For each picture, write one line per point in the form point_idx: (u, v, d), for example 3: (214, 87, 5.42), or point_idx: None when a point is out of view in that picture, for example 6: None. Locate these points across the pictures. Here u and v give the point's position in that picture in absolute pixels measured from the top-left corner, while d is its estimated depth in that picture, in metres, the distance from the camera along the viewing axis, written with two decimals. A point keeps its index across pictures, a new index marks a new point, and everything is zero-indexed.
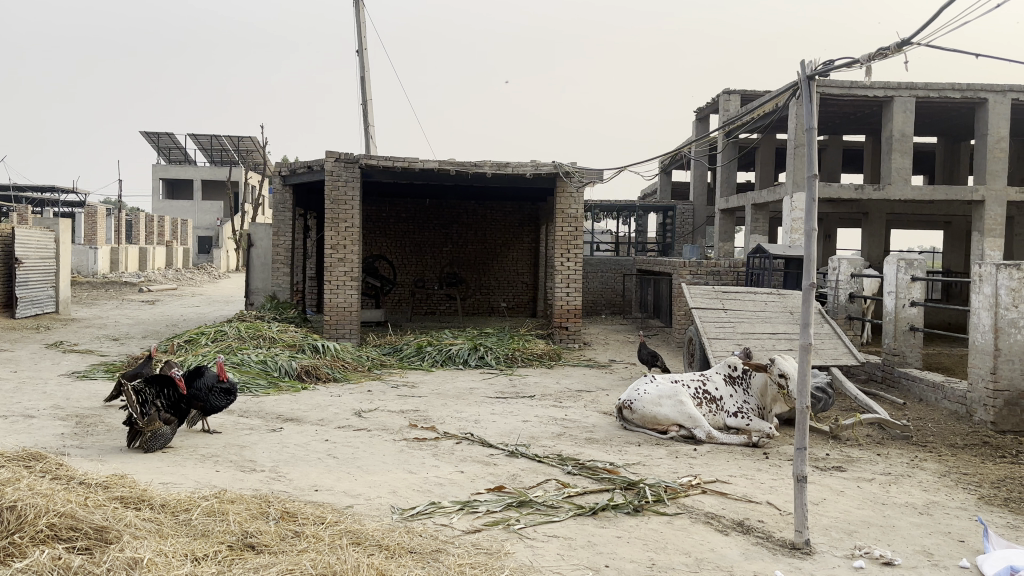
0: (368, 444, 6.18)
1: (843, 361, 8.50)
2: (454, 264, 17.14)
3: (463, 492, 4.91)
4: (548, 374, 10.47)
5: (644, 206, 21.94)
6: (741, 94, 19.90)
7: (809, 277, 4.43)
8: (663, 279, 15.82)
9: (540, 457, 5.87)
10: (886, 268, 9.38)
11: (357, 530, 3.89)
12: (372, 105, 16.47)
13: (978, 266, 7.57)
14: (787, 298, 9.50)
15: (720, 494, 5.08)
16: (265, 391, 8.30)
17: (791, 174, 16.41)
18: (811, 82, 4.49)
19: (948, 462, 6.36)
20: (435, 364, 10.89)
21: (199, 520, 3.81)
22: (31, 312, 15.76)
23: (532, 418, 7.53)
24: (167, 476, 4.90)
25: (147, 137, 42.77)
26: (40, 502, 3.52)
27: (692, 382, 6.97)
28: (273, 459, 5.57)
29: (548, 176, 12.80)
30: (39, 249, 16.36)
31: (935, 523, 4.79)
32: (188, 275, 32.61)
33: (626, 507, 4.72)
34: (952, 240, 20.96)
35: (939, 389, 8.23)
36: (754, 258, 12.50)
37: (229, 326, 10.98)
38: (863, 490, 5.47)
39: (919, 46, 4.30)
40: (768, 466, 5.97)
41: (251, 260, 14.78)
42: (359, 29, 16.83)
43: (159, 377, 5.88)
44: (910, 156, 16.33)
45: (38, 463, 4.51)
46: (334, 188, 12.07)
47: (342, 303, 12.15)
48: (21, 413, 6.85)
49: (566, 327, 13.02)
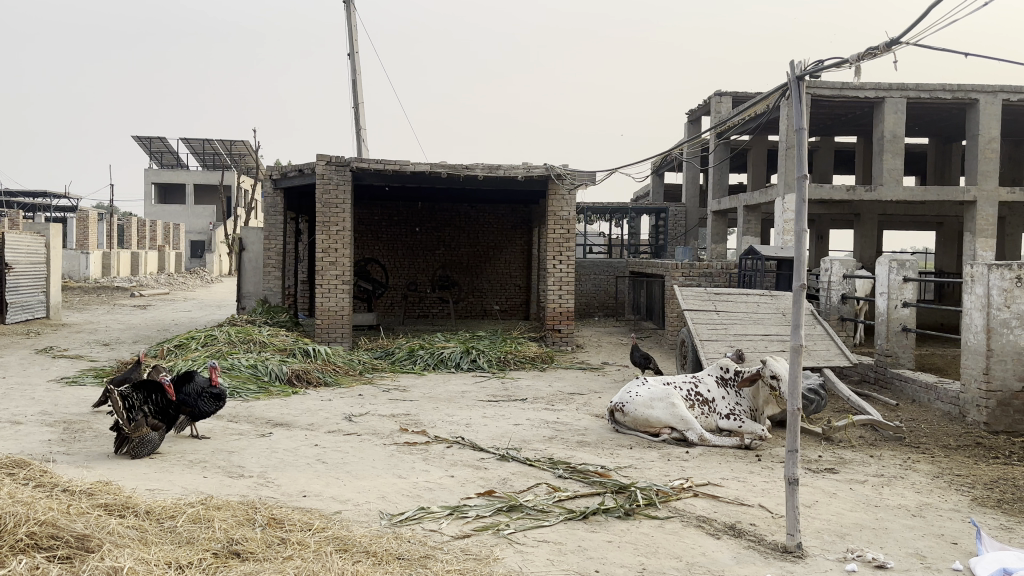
0: (357, 449, 6.12)
1: (835, 362, 8.49)
2: (446, 267, 17.09)
3: (453, 497, 4.87)
4: (540, 376, 10.43)
5: (636, 208, 21.95)
6: (733, 95, 19.93)
7: (798, 279, 4.39)
8: (656, 281, 16.02)
9: (531, 460, 5.84)
10: (879, 268, 9.37)
11: (344, 536, 3.85)
12: (363, 107, 16.43)
13: (970, 266, 7.59)
14: (779, 299, 9.51)
15: (712, 497, 5.05)
16: (255, 396, 8.24)
17: (783, 175, 16.44)
18: (800, 83, 4.47)
19: (940, 463, 6.35)
20: (427, 367, 10.85)
21: (184, 528, 3.76)
22: (21, 317, 15.63)
23: (524, 422, 7.48)
24: (153, 483, 4.84)
25: (139, 142, 42.69)
26: (20, 511, 3.46)
27: (684, 384, 6.93)
28: (261, 464, 5.52)
29: (540, 178, 12.77)
30: (29, 254, 16.23)
31: (927, 525, 4.78)
32: (180, 280, 32.44)
33: (617, 511, 4.68)
34: (944, 241, 21.06)
35: (931, 389, 8.24)
36: (747, 260, 12.51)
37: (219, 330, 10.90)
38: (856, 493, 5.45)
39: (908, 46, 4.29)
40: (760, 468, 5.95)
41: (243, 264, 14.71)
42: (351, 31, 16.77)
43: (147, 382, 5.79)
44: (901, 157, 16.37)
45: (21, 470, 4.44)
46: (326, 192, 12.03)
47: (334, 307, 12.09)
48: (7, 419, 6.76)
49: (558, 329, 12.99)
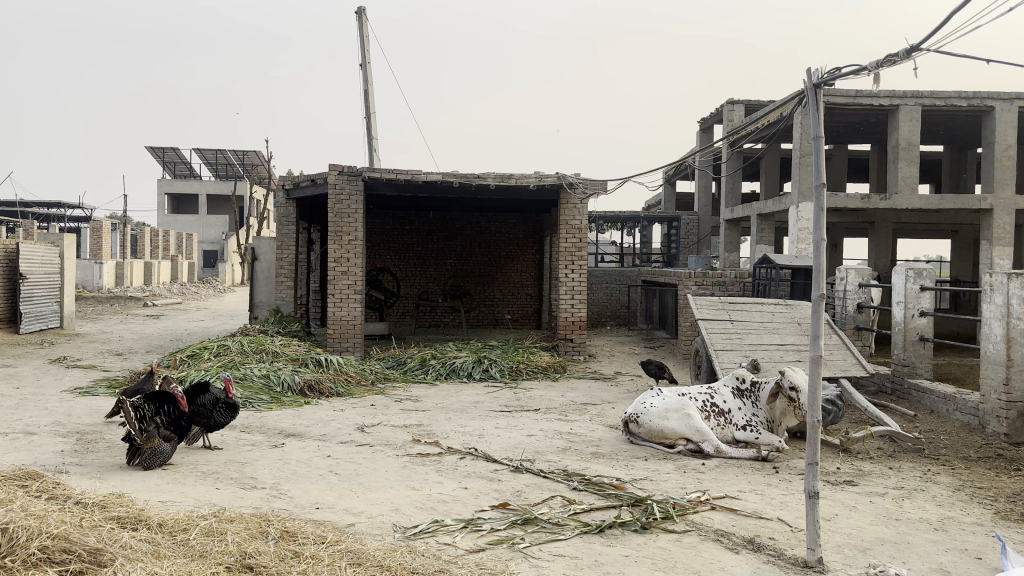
0: (370, 460, 6.09)
1: (852, 372, 8.38)
2: (458, 276, 17.06)
3: (467, 509, 4.81)
4: (552, 387, 10.36)
5: (648, 217, 21.90)
6: (744, 104, 19.87)
7: (817, 288, 4.29)
8: (668, 290, 15.92)
9: (545, 472, 5.78)
10: (895, 277, 9.26)
11: (358, 550, 3.80)
12: (375, 117, 16.49)
13: (989, 275, 7.46)
14: (794, 309, 9.43)
15: (730, 510, 4.97)
16: (268, 406, 8.23)
17: (798, 184, 16.33)
18: (817, 91, 4.41)
19: (961, 476, 6.23)
20: (439, 377, 10.81)
21: (196, 541, 3.72)
22: (35, 327, 15.75)
23: (537, 433, 7.42)
24: (166, 495, 4.81)
25: (153, 153, 43.14)
26: (32, 524, 3.43)
27: (700, 395, 6.86)
28: (274, 476, 5.48)
29: (551, 188, 12.75)
30: (43, 264, 16.36)
31: (950, 539, 4.68)
32: (193, 290, 32.60)
33: (633, 525, 4.62)
34: (960, 250, 20.85)
35: (950, 400, 8.10)
36: (761, 269, 12.42)
37: (231, 340, 10.91)
38: (876, 506, 5.35)
39: (928, 52, 4.23)
40: (778, 481, 5.86)
41: (255, 274, 14.73)
42: (363, 42, 16.85)
43: (159, 394, 5.76)
44: (916, 165, 16.19)
45: (35, 482, 4.43)
46: (338, 201, 12.03)
47: (346, 316, 12.07)
48: (21, 430, 6.76)
49: (571, 339, 12.92)
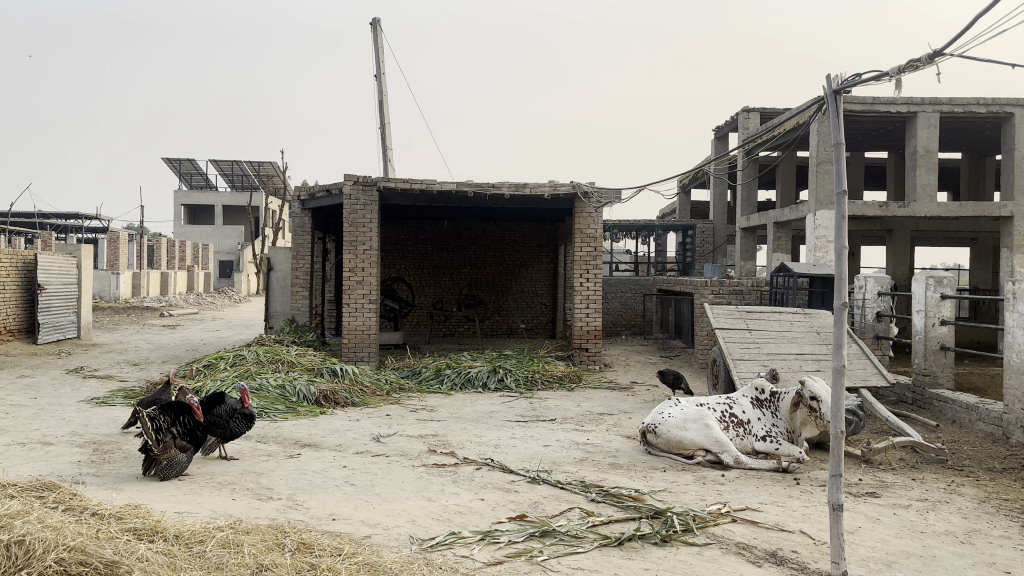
0: (386, 471, 6.06)
1: (872, 382, 8.25)
2: (472, 286, 17.06)
3: (483, 521, 4.75)
4: (567, 396, 10.29)
5: (662, 225, 21.81)
6: (760, 111, 19.79)
7: (839, 297, 4.20)
8: (683, 299, 15.78)
9: (563, 483, 5.71)
10: (915, 285, 9.12)
11: (375, 562, 3.77)
12: (389, 128, 16.55)
13: (1012, 283, 7.33)
14: (813, 318, 9.33)
15: (751, 523, 4.88)
16: (283, 416, 8.23)
17: (815, 192, 16.18)
18: (837, 97, 4.34)
19: (986, 487, 6.10)
20: (454, 387, 10.76)
21: (213, 553, 3.70)
22: (53, 337, 15.92)
23: (553, 443, 7.36)
24: (182, 506, 4.80)
25: (169, 164, 43.59)
26: (49, 536, 3.43)
27: (718, 406, 6.79)
28: (290, 487, 5.46)
29: (566, 197, 12.75)
30: (62, 275, 16.55)
31: (977, 553, 4.57)
32: (209, 300, 32.80)
33: (653, 538, 4.54)
34: (979, 258, 20.62)
35: (972, 410, 7.95)
36: (778, 277, 12.34)
37: (248, 349, 10.95)
38: (900, 518, 5.24)
39: (951, 58, 4.15)
40: (800, 492, 5.76)
41: (271, 284, 14.81)
42: (378, 52, 16.96)
43: (175, 405, 5.77)
44: (935, 172, 15.98)
45: (51, 493, 4.42)
46: (353, 212, 12.06)
47: (361, 326, 12.07)
48: (38, 440, 6.80)
49: (586, 348, 12.84)
